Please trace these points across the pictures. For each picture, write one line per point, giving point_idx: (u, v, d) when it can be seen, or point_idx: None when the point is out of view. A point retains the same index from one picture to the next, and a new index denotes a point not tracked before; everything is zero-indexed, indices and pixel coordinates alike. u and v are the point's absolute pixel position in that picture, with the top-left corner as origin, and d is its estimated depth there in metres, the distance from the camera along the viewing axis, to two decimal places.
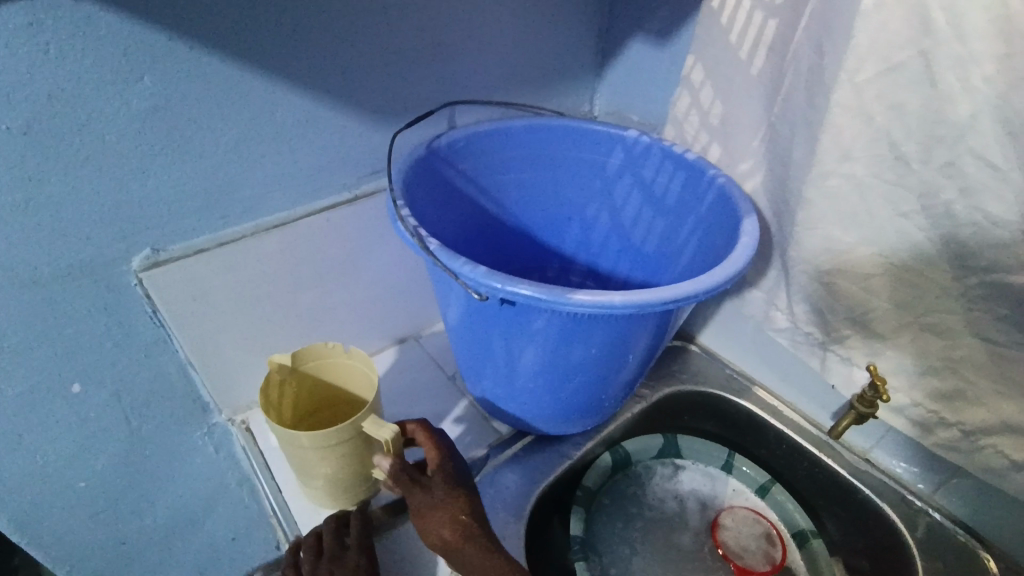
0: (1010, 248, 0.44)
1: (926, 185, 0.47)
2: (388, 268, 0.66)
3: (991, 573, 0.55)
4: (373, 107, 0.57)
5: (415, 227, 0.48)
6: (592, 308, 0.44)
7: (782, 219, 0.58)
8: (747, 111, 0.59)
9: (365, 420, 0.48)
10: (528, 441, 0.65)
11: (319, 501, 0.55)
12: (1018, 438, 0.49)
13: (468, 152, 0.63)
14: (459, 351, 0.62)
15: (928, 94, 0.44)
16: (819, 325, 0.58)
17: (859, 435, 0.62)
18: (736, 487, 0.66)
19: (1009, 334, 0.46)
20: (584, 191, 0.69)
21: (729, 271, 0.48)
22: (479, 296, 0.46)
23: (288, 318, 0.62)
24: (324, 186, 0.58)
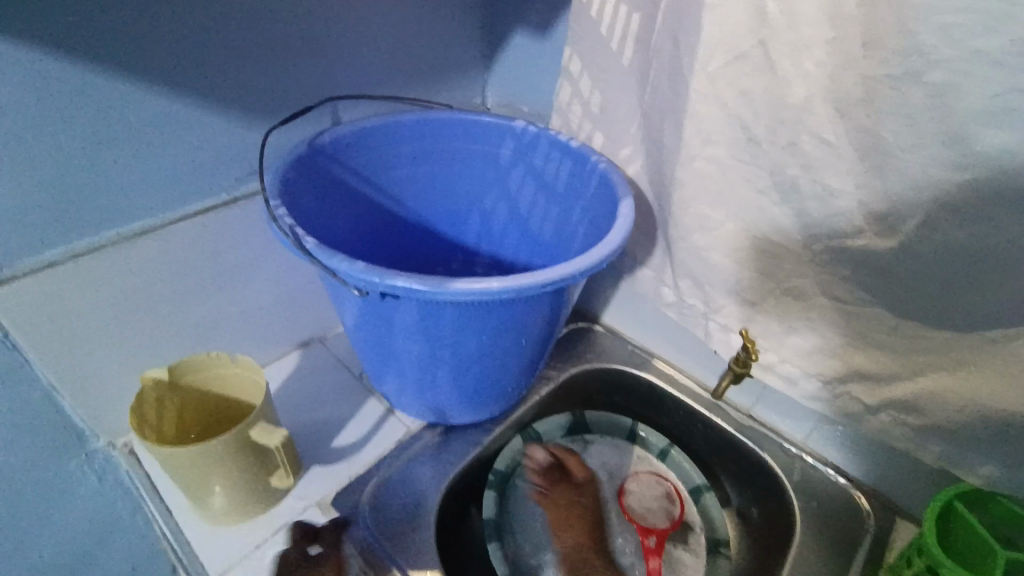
0: (844, 217, 0.47)
1: (775, 165, 0.49)
2: (279, 270, 0.65)
3: (862, 508, 0.62)
4: (243, 106, 0.56)
5: (290, 226, 0.48)
6: (471, 295, 0.45)
7: (660, 199, 0.61)
8: (623, 99, 0.61)
9: (251, 428, 0.48)
10: (438, 431, 0.66)
11: (214, 518, 0.54)
12: (865, 382, 0.54)
13: (355, 148, 0.61)
14: (363, 353, 0.61)
15: (770, 78, 0.46)
16: (699, 297, 0.62)
17: (742, 394, 0.69)
18: (639, 454, 0.70)
19: (853, 292, 0.51)
20: (481, 182, 0.69)
21: (605, 252, 0.50)
22: (359, 293, 0.46)
23: (171, 331, 0.60)
24: (196, 192, 0.56)
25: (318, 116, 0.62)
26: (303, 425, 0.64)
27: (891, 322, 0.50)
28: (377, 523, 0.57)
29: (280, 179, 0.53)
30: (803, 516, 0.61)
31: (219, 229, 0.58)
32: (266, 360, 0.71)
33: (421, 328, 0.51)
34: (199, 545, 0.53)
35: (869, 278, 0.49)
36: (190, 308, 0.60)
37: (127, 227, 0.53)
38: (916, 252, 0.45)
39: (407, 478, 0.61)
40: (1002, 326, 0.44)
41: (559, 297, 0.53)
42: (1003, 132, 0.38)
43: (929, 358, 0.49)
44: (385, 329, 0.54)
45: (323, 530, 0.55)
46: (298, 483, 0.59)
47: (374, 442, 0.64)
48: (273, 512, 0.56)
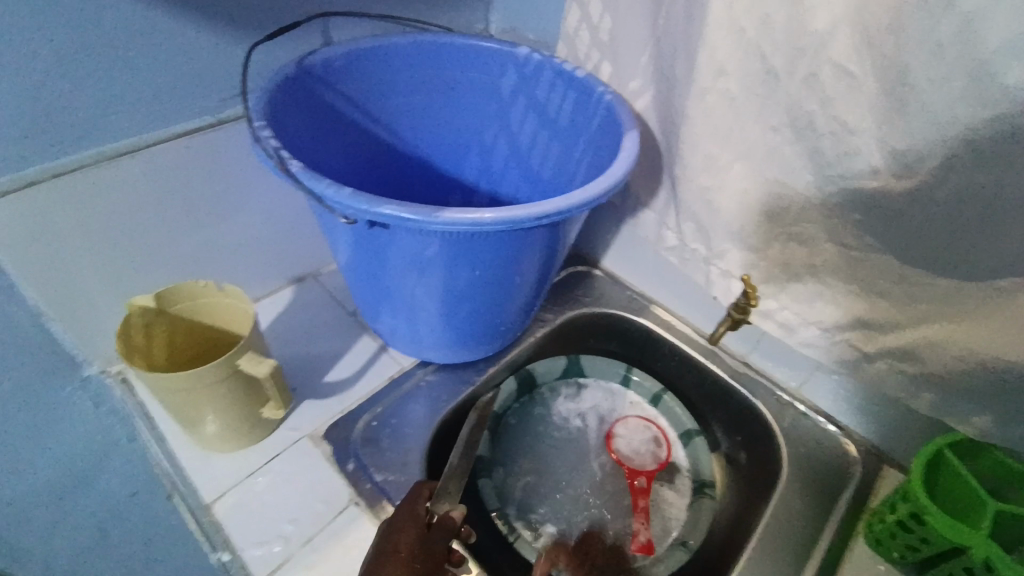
0: (861, 156, 0.45)
1: (792, 99, 0.46)
2: (269, 201, 0.63)
3: (849, 455, 0.62)
4: (227, 19, 0.52)
5: (275, 149, 0.45)
6: (462, 226, 0.43)
7: (668, 136, 0.58)
8: (634, 25, 0.57)
9: (239, 357, 0.47)
10: (432, 370, 0.66)
11: (208, 446, 0.54)
12: (865, 332, 0.53)
13: (347, 71, 0.57)
14: (355, 289, 0.60)
15: (795, 1, 0.43)
16: (701, 241, 0.60)
17: (738, 341, 0.68)
18: (632, 399, 0.71)
19: (861, 239, 0.49)
20: (480, 115, 0.66)
21: (605, 186, 0.48)
22: (347, 221, 0.45)
23: (160, 259, 0.59)
24: (180, 111, 0.53)
25: (308, 33, 0.58)
26: (295, 360, 0.64)
27: (897, 269, 0.48)
28: (369, 457, 0.57)
29: (268, 100, 0.50)
30: (789, 461, 0.62)
31: (205, 154, 0.56)
32: (259, 294, 0.70)
33: (414, 263, 0.50)
34: (194, 470, 0.54)
35: (878, 223, 0.47)
36: (178, 236, 0.59)
37: (108, 145, 0.50)
38: (931, 195, 0.43)
39: (400, 413, 0.61)
40: (1014, 276, 0.43)
41: (555, 233, 0.51)
42: None
43: (932, 308, 0.48)
44: (376, 262, 0.52)
45: (315, 461, 0.56)
46: (291, 415, 0.59)
47: (367, 377, 0.64)
48: (266, 442, 0.57)
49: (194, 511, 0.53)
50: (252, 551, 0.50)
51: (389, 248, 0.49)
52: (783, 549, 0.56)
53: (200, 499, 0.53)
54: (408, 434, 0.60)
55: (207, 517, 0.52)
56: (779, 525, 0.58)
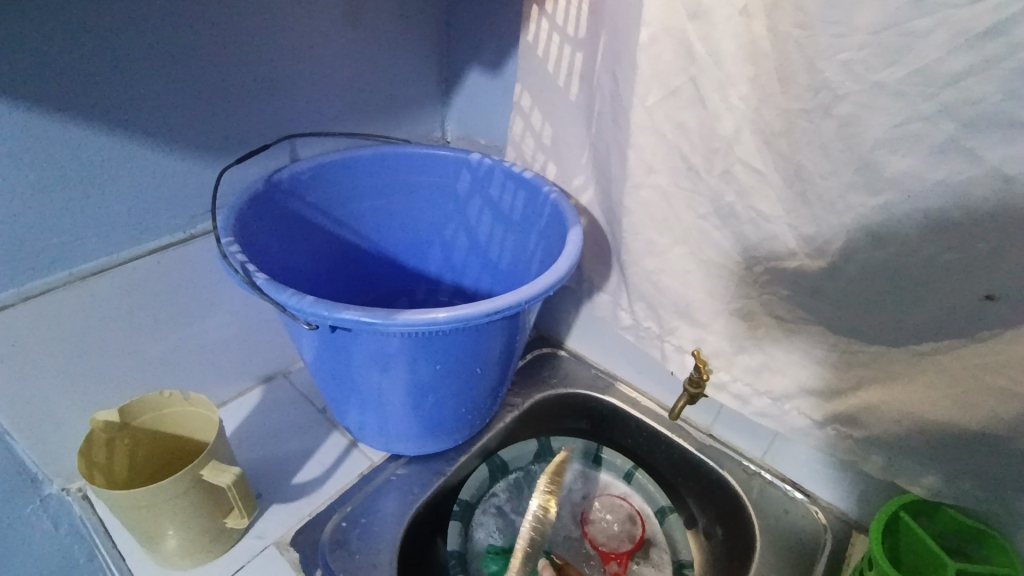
0: (779, 239, 0.50)
1: (712, 191, 0.52)
2: (238, 306, 0.65)
3: (820, 523, 0.63)
4: (197, 144, 0.57)
5: (242, 263, 0.48)
6: (419, 325, 0.46)
7: (612, 226, 0.63)
8: (571, 131, 0.64)
9: (202, 468, 0.47)
10: (401, 463, 0.66)
11: (169, 564, 0.53)
12: (813, 399, 0.56)
13: (313, 183, 0.62)
14: (323, 388, 0.61)
15: (701, 113, 0.49)
16: (653, 319, 0.63)
17: (701, 413, 0.70)
18: (605, 478, 0.71)
19: (793, 312, 0.53)
20: (440, 214, 0.71)
21: (552, 279, 0.51)
22: (310, 326, 0.47)
23: (127, 372, 0.60)
24: (152, 230, 0.57)
25: (276, 152, 0.64)
26: (262, 462, 0.64)
27: (829, 338, 0.52)
28: (338, 561, 0.56)
29: (236, 215, 0.54)
30: (762, 534, 0.62)
31: (175, 266, 0.59)
32: (227, 396, 0.70)
33: (377, 361, 0.52)
34: None
35: (805, 297, 0.51)
36: (147, 347, 0.60)
37: (81, 266, 0.53)
38: (843, 271, 0.47)
39: (370, 511, 0.61)
40: (930, 341, 0.47)
41: (512, 324, 0.54)
42: (906, 158, 0.40)
43: (865, 372, 0.51)
44: (341, 361, 0.54)
45: (282, 569, 0.55)
46: (256, 522, 0.58)
47: (337, 475, 0.63)
48: (228, 554, 0.55)
49: None
50: None
51: (353, 347, 0.51)
52: None
53: None
54: (378, 533, 0.59)
55: None
56: None
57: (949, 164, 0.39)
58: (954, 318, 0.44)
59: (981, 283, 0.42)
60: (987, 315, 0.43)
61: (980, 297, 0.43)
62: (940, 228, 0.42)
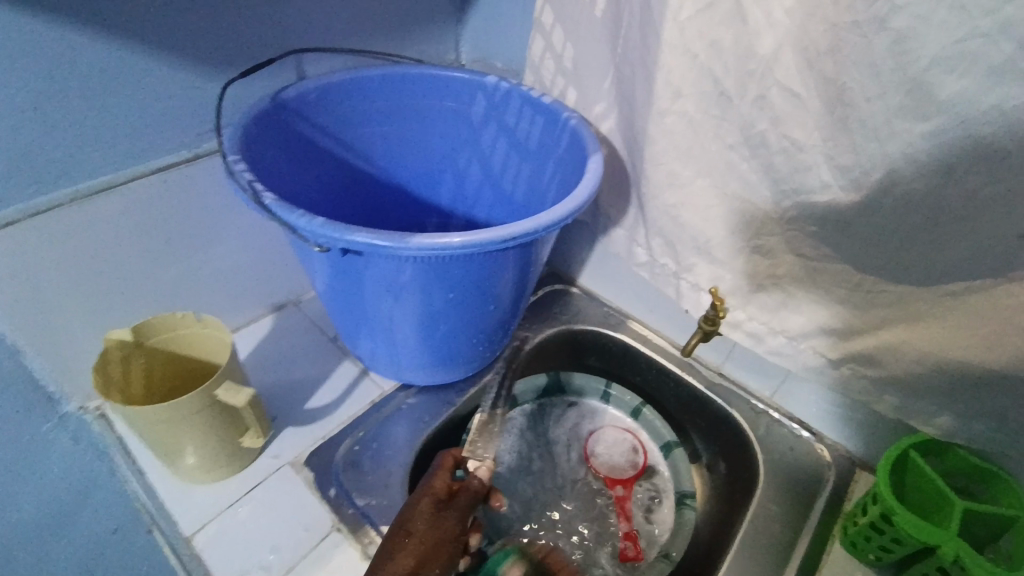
0: (811, 171, 0.47)
1: (744, 119, 0.49)
2: (246, 231, 0.64)
3: (824, 460, 0.64)
4: (198, 57, 0.53)
5: (250, 182, 0.46)
6: (433, 250, 0.44)
7: (633, 157, 0.60)
8: (595, 53, 0.60)
9: (217, 387, 0.47)
10: (412, 392, 0.66)
11: (190, 479, 0.55)
12: (830, 339, 0.55)
13: (321, 103, 0.59)
14: (334, 316, 0.60)
15: (739, 29, 0.45)
16: (670, 256, 0.62)
17: (712, 353, 0.70)
18: (613, 413, 0.72)
19: (818, 249, 0.51)
20: (452, 142, 0.68)
21: (571, 207, 0.49)
22: (321, 249, 0.46)
23: (137, 294, 0.59)
24: (156, 148, 0.54)
25: (281, 69, 0.60)
26: (275, 388, 0.64)
27: (854, 277, 0.50)
28: (351, 482, 0.57)
29: (242, 134, 0.52)
30: (767, 469, 0.63)
31: (182, 186, 0.57)
32: (238, 324, 0.70)
33: (390, 288, 0.51)
34: (176, 503, 0.54)
35: (833, 234, 0.49)
36: (157, 269, 0.59)
37: (87, 182, 0.51)
38: (877, 205, 0.45)
39: (382, 436, 0.62)
40: (960, 281, 0.45)
41: (527, 253, 0.52)
42: (964, 80, 0.37)
43: (888, 313, 0.50)
44: (352, 288, 0.53)
45: (297, 487, 0.56)
46: (271, 443, 0.59)
47: (349, 401, 0.64)
48: (245, 473, 0.57)
49: (174, 544, 0.53)
50: None
51: (364, 273, 0.50)
52: (766, 555, 0.57)
53: (180, 533, 0.53)
54: (390, 457, 0.60)
55: (187, 549, 0.52)
56: (758, 532, 0.58)
57: (1007, 88, 0.36)
58: (988, 258, 0.43)
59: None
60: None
61: (1020, 235, 0.41)
62: (989, 160, 0.39)
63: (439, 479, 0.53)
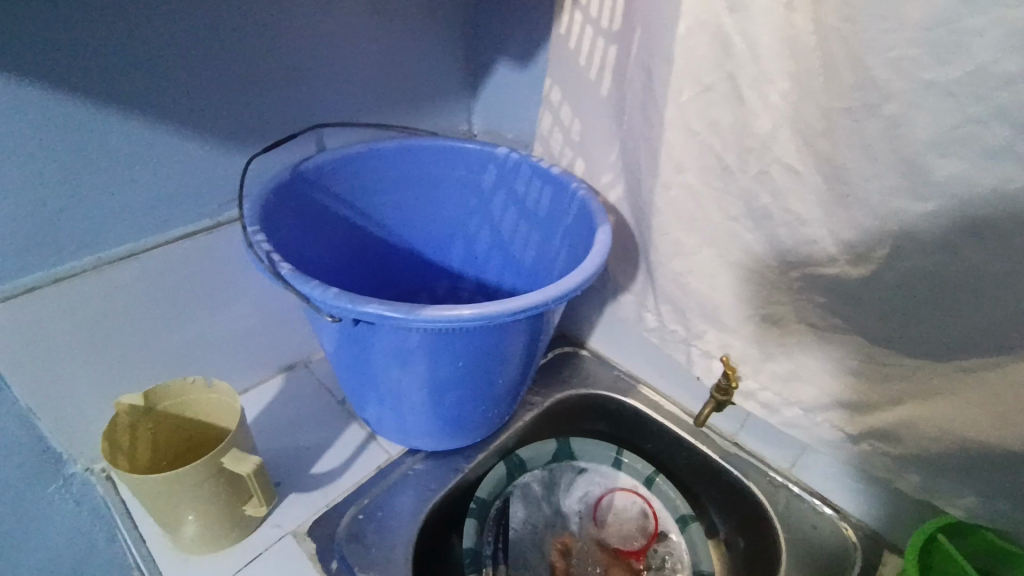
0: (816, 244, 0.47)
1: (746, 192, 0.50)
2: (261, 295, 0.66)
3: (848, 540, 0.61)
4: (225, 132, 0.57)
5: (266, 253, 0.48)
6: (440, 321, 0.45)
7: (640, 225, 0.62)
8: (601, 127, 0.62)
9: (222, 456, 0.47)
10: (418, 458, 0.65)
11: (190, 550, 0.54)
12: (845, 411, 0.53)
13: (339, 174, 0.62)
14: (343, 380, 0.61)
15: (737, 110, 0.47)
16: (679, 322, 0.62)
17: (725, 421, 0.68)
18: (625, 481, 0.69)
19: (827, 319, 0.51)
20: (464, 208, 0.70)
21: (577, 278, 0.50)
22: (332, 319, 0.47)
23: (152, 357, 0.61)
24: (179, 218, 0.57)
25: (303, 142, 0.64)
26: (281, 452, 0.64)
27: (866, 349, 0.50)
28: (353, 555, 0.56)
29: (262, 205, 0.54)
30: (787, 548, 0.60)
31: (201, 253, 0.59)
32: (248, 385, 0.71)
33: (398, 355, 0.52)
34: (176, 574, 0.53)
35: (841, 305, 0.49)
36: (173, 333, 0.61)
37: (112, 250, 0.54)
38: (883, 279, 0.45)
39: (388, 505, 0.60)
40: (974, 357, 0.44)
41: (535, 323, 0.53)
42: (959, 162, 0.38)
43: (902, 387, 0.49)
44: (362, 354, 0.54)
45: (298, 560, 0.55)
46: (274, 511, 0.58)
47: (355, 467, 0.63)
48: (246, 542, 0.56)
49: None
50: None
51: (374, 341, 0.51)
52: None
53: None
54: (394, 528, 0.58)
55: None
56: None
57: (1002, 170, 0.37)
58: (1000, 335, 0.42)
59: None
60: None
61: None
62: (992, 238, 0.39)
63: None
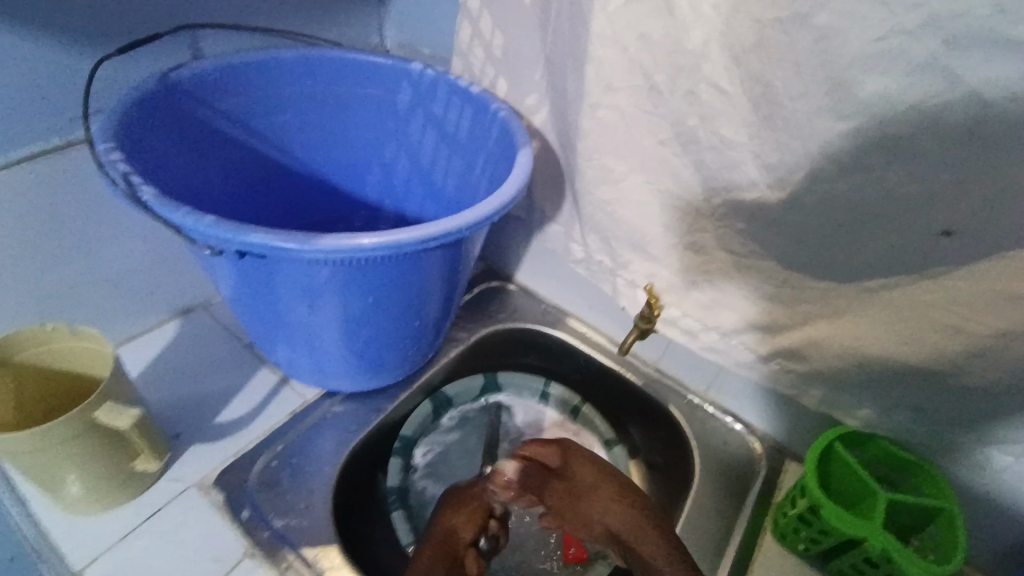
0: (740, 168, 0.46)
1: (674, 114, 0.47)
2: (141, 231, 0.58)
3: (756, 452, 0.64)
4: (71, 31, 0.47)
5: (124, 174, 0.41)
6: (342, 252, 0.40)
7: (566, 151, 0.58)
8: (525, 42, 0.57)
9: (96, 410, 0.42)
10: (337, 400, 0.62)
11: (75, 511, 0.49)
12: (760, 334, 0.55)
13: (223, 87, 0.54)
14: (247, 323, 0.55)
15: (668, 22, 0.44)
16: (605, 253, 0.60)
17: (649, 349, 0.69)
18: (551, 412, 0.69)
19: (746, 245, 0.51)
20: (377, 132, 0.63)
21: (495, 204, 0.46)
22: (213, 251, 0.41)
23: (5, 302, 0.52)
24: (20, 135, 0.47)
25: (175, 46, 0.54)
26: (181, 402, 0.59)
27: (781, 274, 0.50)
28: (267, 502, 0.53)
29: (122, 121, 0.45)
30: (700, 461, 0.63)
31: (54, 179, 0.50)
32: (138, 331, 0.64)
33: (302, 291, 0.47)
34: (60, 536, 0.48)
35: (761, 231, 0.49)
36: (31, 274, 0.53)
37: None
38: (802, 203, 0.45)
39: (304, 450, 0.57)
40: (880, 276, 0.46)
41: (452, 253, 0.49)
42: (883, 79, 0.37)
43: (814, 308, 0.50)
44: (259, 291, 0.48)
45: (204, 511, 0.51)
46: (173, 464, 0.54)
47: (266, 414, 0.59)
48: (144, 497, 0.51)
49: None
50: None
51: (271, 276, 0.46)
52: (700, 554, 0.57)
53: (63, 571, 0.47)
54: (312, 472, 0.56)
55: None
56: (693, 532, 0.58)
57: (925, 84, 0.36)
58: (907, 255, 0.43)
59: (941, 217, 0.41)
60: (941, 250, 0.42)
61: (937, 232, 0.41)
62: (905, 157, 0.39)
63: (455, 497, 0.58)
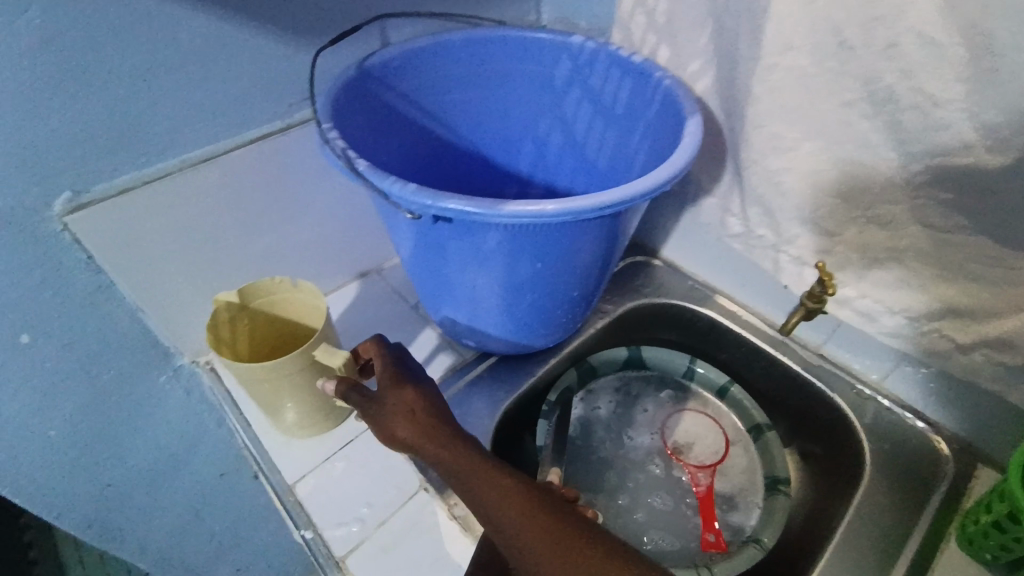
0: (951, 130, 0.41)
1: (867, 71, 0.43)
2: (334, 201, 0.66)
3: (941, 454, 0.58)
4: (290, 25, 0.53)
5: (343, 150, 0.47)
6: (524, 218, 0.43)
7: (731, 120, 0.56)
8: (690, 5, 0.55)
9: (314, 349, 0.50)
10: (492, 361, 0.67)
11: (291, 434, 0.58)
12: (957, 320, 0.49)
13: (404, 71, 0.59)
14: (420, 286, 0.61)
15: None
16: (769, 227, 0.57)
17: (812, 332, 0.65)
18: (697, 392, 0.69)
19: (950, 220, 0.45)
20: (534, 106, 0.66)
21: (666, 173, 0.46)
22: (411, 216, 0.46)
23: (233, 259, 0.62)
24: (253, 118, 0.55)
25: (366, 36, 0.59)
26: None
27: (991, 252, 0.45)
28: None
29: (332, 103, 0.52)
30: (873, 456, 0.58)
31: (276, 154, 0.58)
32: (328, 290, 0.74)
33: (476, 256, 0.51)
34: (278, 454, 0.58)
35: (969, 202, 0.43)
36: (253, 235, 0.62)
37: (194, 152, 0.53)
38: None
39: (464, 403, 0.63)
40: None
41: (615, 223, 0.50)
42: None
43: None
44: (439, 258, 0.53)
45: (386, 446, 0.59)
46: None
47: (432, 368, 0.66)
48: (339, 430, 0.60)
49: (278, 491, 0.57)
50: (333, 531, 0.53)
51: (452, 242, 0.50)
52: (867, 551, 0.53)
53: (283, 481, 0.56)
54: (472, 424, 0.61)
55: (291, 497, 0.55)
56: (859, 525, 0.54)
57: None
58: None
59: None
60: None
61: None
62: None
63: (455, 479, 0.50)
